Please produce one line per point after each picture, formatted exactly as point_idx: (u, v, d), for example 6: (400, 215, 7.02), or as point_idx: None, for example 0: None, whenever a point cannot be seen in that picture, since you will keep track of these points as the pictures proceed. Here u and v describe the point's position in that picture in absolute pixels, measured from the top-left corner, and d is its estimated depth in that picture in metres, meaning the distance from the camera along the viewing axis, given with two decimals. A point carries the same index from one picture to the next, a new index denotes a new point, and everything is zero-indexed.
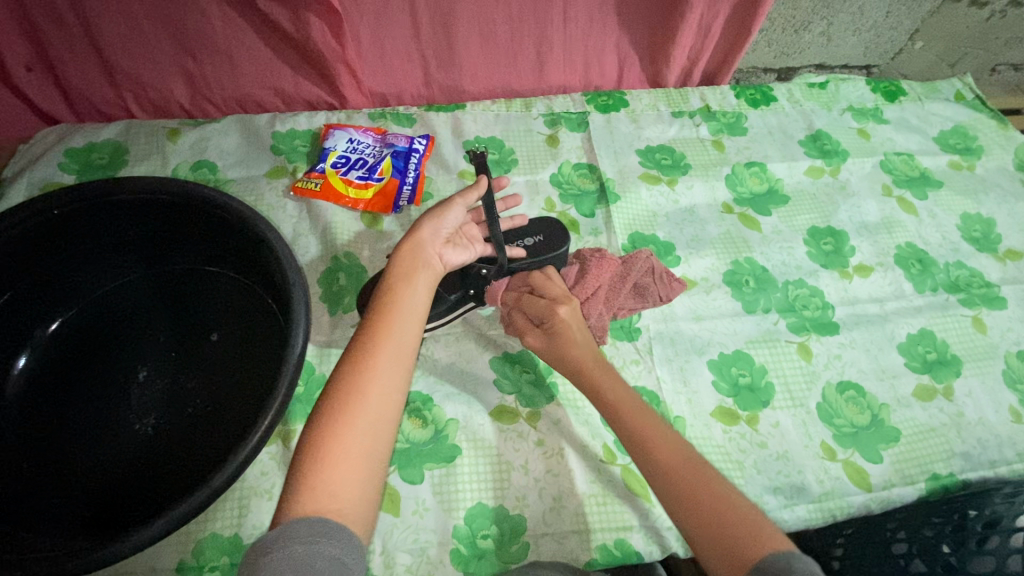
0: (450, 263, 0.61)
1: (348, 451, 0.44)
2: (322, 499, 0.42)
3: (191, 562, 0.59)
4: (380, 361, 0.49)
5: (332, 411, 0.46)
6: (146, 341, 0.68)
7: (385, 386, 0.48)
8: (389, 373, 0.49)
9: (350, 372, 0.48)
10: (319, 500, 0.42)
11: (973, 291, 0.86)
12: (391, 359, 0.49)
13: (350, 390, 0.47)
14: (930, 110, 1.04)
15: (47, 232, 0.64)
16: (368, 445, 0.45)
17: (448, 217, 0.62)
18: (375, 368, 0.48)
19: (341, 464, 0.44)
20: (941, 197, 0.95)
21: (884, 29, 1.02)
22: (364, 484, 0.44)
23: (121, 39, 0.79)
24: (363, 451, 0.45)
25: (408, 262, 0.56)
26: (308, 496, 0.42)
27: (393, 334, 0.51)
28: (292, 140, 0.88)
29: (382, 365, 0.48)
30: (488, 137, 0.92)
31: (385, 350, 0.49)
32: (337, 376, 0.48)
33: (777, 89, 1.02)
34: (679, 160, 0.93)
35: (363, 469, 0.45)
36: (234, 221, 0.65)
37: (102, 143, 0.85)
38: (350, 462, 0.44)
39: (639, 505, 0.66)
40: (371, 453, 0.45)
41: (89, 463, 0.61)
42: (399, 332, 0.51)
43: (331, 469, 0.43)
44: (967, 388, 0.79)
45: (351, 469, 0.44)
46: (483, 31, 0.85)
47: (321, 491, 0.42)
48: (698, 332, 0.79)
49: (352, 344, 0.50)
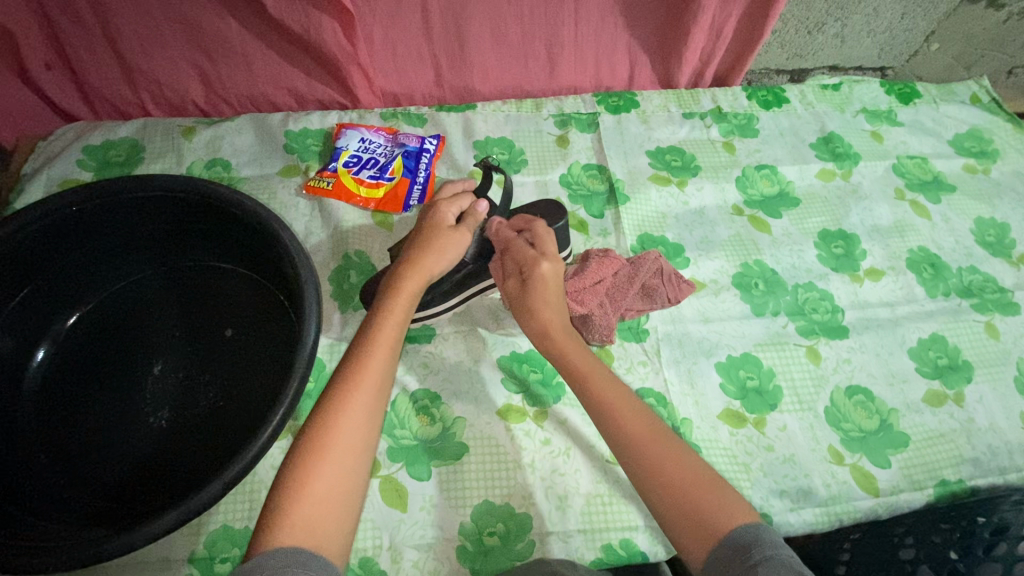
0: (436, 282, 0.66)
1: (325, 486, 0.45)
2: (299, 533, 0.42)
3: (203, 553, 0.60)
4: (362, 395, 0.49)
5: (312, 442, 0.46)
6: (161, 336, 0.69)
7: (364, 423, 0.49)
8: (369, 408, 0.49)
9: (332, 404, 0.48)
10: (298, 530, 0.42)
11: (987, 296, 0.86)
12: (372, 393, 0.50)
13: (334, 422, 0.47)
14: (945, 112, 1.03)
15: (67, 228, 0.66)
16: (348, 477, 0.46)
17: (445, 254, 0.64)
18: (355, 402, 0.49)
19: (318, 499, 0.44)
20: (955, 201, 0.94)
21: (899, 30, 1.01)
22: (340, 520, 0.45)
23: (138, 39, 0.81)
24: (340, 486, 0.45)
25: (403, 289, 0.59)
26: (288, 524, 0.42)
27: (375, 367, 0.51)
28: (305, 139, 0.89)
29: (363, 400, 0.49)
30: (498, 137, 0.92)
31: (366, 384, 0.50)
32: (323, 407, 0.49)
33: (789, 91, 1.02)
34: (690, 162, 0.93)
35: (339, 505, 0.45)
36: (248, 219, 0.66)
37: (120, 141, 0.86)
38: (327, 497, 0.44)
39: (645, 506, 0.66)
40: (347, 490, 0.46)
41: (103, 454, 0.62)
42: (380, 365, 0.52)
43: (313, 498, 0.44)
44: (978, 394, 0.78)
45: (328, 505, 0.44)
46: (494, 32, 0.86)
47: (299, 525, 0.42)
48: (706, 334, 0.79)
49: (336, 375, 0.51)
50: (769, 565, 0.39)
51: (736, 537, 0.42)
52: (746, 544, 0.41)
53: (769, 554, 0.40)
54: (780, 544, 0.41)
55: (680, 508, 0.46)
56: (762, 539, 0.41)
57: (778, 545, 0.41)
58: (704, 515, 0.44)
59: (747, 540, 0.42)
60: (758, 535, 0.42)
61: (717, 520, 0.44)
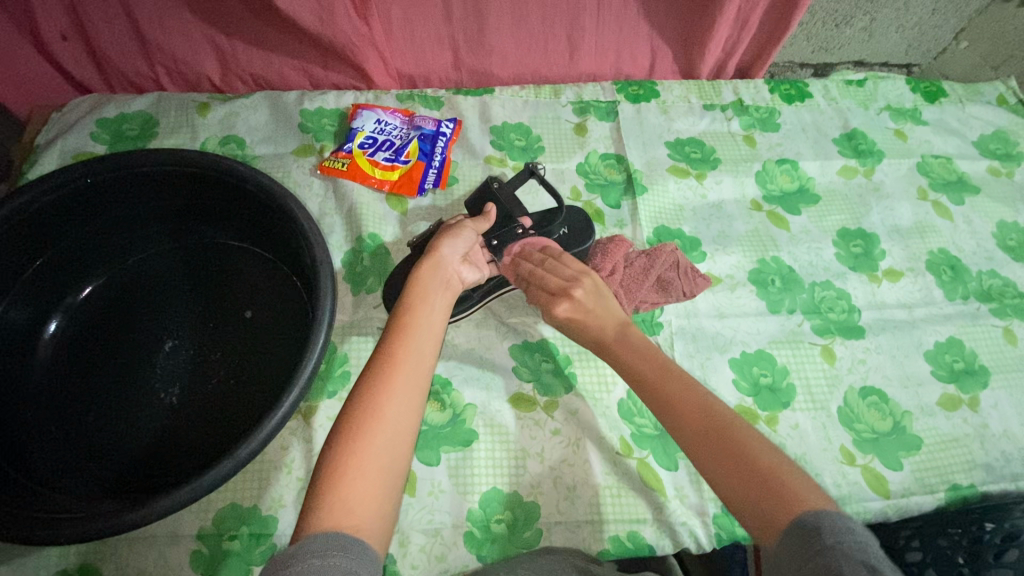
0: (466, 281, 0.67)
1: (369, 466, 0.44)
2: (340, 513, 0.41)
3: (211, 530, 0.61)
4: (400, 378, 0.50)
5: (351, 425, 0.46)
6: (174, 313, 0.69)
7: (405, 405, 0.48)
8: (408, 392, 0.49)
9: (370, 388, 0.48)
10: (340, 514, 0.41)
11: (1006, 301, 0.84)
12: (409, 376, 0.50)
13: (369, 408, 0.47)
14: (971, 112, 1.01)
15: (82, 201, 0.65)
16: (387, 462, 0.45)
17: (461, 239, 0.67)
18: (393, 386, 0.49)
19: (360, 480, 0.44)
20: (978, 203, 0.93)
21: (929, 27, 0.99)
22: (381, 502, 0.44)
23: (157, 9, 0.80)
24: (380, 467, 0.45)
25: (428, 281, 0.61)
26: (328, 509, 0.41)
27: (409, 355, 0.52)
28: (321, 119, 0.87)
29: (401, 385, 0.49)
30: (516, 123, 0.91)
31: (401, 372, 0.50)
32: (358, 393, 0.49)
33: (813, 86, 1.00)
34: (709, 154, 0.92)
35: (381, 486, 0.44)
36: (263, 196, 0.65)
37: (134, 115, 0.85)
38: (368, 477, 0.44)
39: (654, 499, 0.66)
40: (389, 470, 0.45)
41: (114, 428, 0.62)
42: (417, 351, 0.52)
43: (352, 484, 0.43)
44: (993, 400, 0.77)
45: (368, 483, 0.44)
46: (515, 15, 0.84)
47: (340, 506, 0.42)
48: (720, 330, 0.78)
49: (370, 362, 0.51)
50: (832, 556, 0.37)
51: (796, 525, 0.40)
52: (810, 530, 0.40)
53: (831, 544, 0.38)
54: (854, 532, 0.39)
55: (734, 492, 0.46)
56: (823, 526, 0.39)
57: (842, 532, 0.39)
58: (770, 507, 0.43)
59: (813, 526, 0.40)
60: (819, 521, 0.40)
61: (780, 507, 0.43)
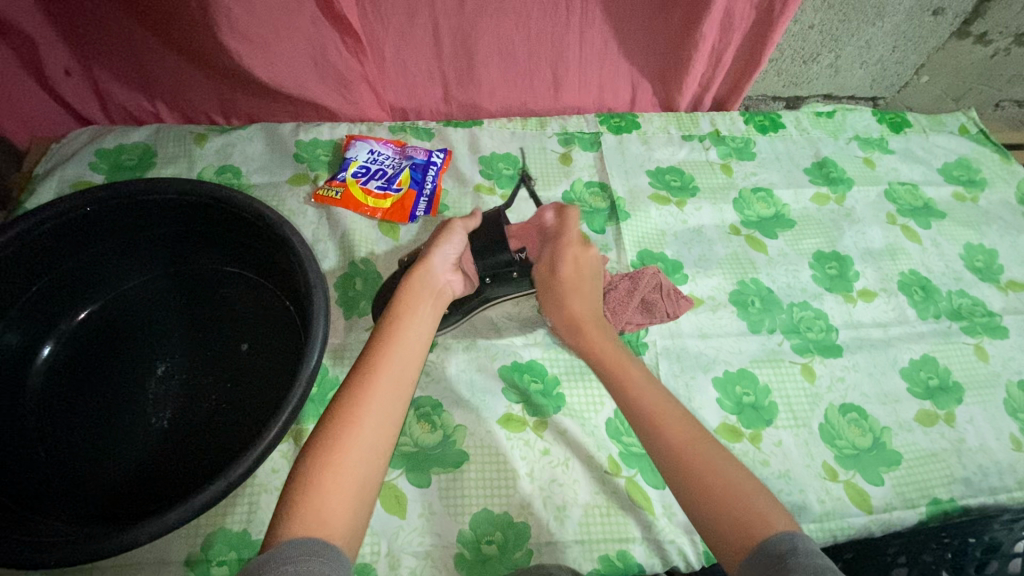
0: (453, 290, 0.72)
1: (343, 479, 0.46)
2: (312, 525, 0.43)
3: (199, 556, 0.60)
4: (381, 390, 0.53)
5: (330, 436, 0.49)
6: (167, 337, 0.70)
7: (380, 422, 0.51)
8: (387, 405, 0.52)
9: (350, 399, 0.51)
10: (310, 526, 0.43)
11: (975, 319, 0.88)
12: (390, 389, 0.53)
13: (347, 420, 0.50)
14: (935, 141, 1.07)
15: (81, 228, 0.67)
16: (361, 477, 0.48)
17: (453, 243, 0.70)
18: (373, 400, 0.52)
19: (331, 493, 0.45)
20: (945, 226, 0.97)
21: (891, 63, 1.05)
22: (352, 517, 0.45)
23: (160, 54, 0.83)
24: (355, 482, 0.47)
25: (414, 297, 0.64)
26: (298, 522, 0.43)
27: (392, 369, 0.55)
28: (315, 149, 0.90)
29: (380, 398, 0.52)
30: (503, 153, 0.95)
31: (382, 384, 0.53)
32: (339, 403, 0.51)
33: (785, 117, 1.05)
34: (688, 182, 0.96)
35: (352, 501, 0.46)
36: (259, 224, 0.67)
37: (132, 145, 0.88)
38: (345, 486, 0.46)
39: (643, 518, 0.67)
40: (361, 487, 0.47)
41: (102, 453, 0.62)
42: (400, 365, 0.56)
43: (326, 499, 0.45)
44: (968, 415, 0.79)
45: (344, 495, 0.46)
46: (502, 53, 0.88)
47: (311, 519, 0.43)
48: (703, 350, 0.80)
49: (353, 374, 0.54)
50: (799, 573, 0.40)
51: (769, 546, 0.43)
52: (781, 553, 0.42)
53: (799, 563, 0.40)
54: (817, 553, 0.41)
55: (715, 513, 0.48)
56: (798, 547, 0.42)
57: (814, 553, 0.41)
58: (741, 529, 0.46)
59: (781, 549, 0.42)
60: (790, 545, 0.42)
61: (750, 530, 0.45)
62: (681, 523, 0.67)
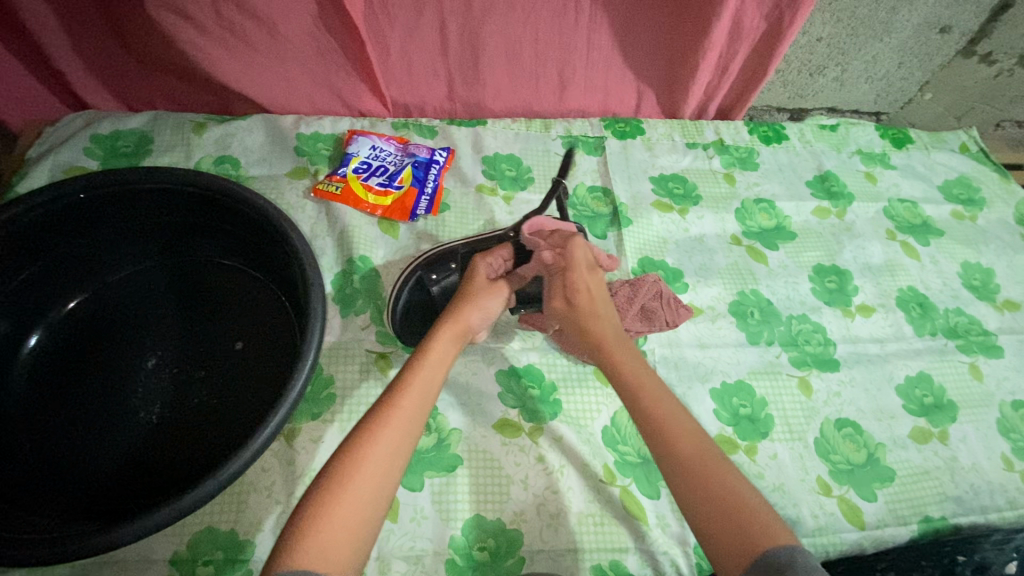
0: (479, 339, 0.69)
1: (348, 512, 0.46)
2: (315, 557, 0.43)
3: (185, 555, 0.59)
4: (394, 431, 0.51)
5: (342, 467, 0.48)
6: (159, 331, 0.68)
7: (393, 457, 0.50)
8: (400, 441, 0.51)
9: (364, 433, 0.51)
10: (311, 558, 0.43)
11: (971, 338, 0.88)
12: (401, 428, 0.52)
13: (359, 453, 0.49)
14: (936, 159, 1.07)
15: (75, 215, 0.65)
16: (368, 512, 0.47)
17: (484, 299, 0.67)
18: (387, 434, 0.51)
19: (336, 525, 0.45)
20: (944, 244, 0.98)
21: (896, 78, 1.05)
22: (355, 549, 0.45)
23: (147, 34, 0.79)
24: (362, 514, 0.47)
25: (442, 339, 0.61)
26: (301, 552, 0.43)
27: (411, 403, 0.54)
28: (316, 143, 0.89)
29: (396, 432, 0.51)
30: (507, 154, 0.94)
31: (400, 418, 0.52)
32: (355, 434, 0.51)
33: (789, 129, 1.05)
34: (691, 190, 0.95)
35: (357, 531, 0.46)
36: (257, 217, 0.66)
37: (129, 132, 0.86)
38: (347, 526, 0.46)
39: (637, 528, 0.66)
40: (366, 519, 0.47)
41: (88, 449, 0.61)
42: (415, 402, 0.54)
43: (329, 530, 0.45)
44: (962, 434, 0.80)
45: (346, 534, 0.45)
46: (509, 54, 0.87)
47: (314, 551, 0.43)
48: (701, 360, 0.80)
49: (373, 408, 0.53)
50: None
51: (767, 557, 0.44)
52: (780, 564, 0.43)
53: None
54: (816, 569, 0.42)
55: (707, 519, 0.48)
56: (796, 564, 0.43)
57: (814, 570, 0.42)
58: (748, 534, 0.46)
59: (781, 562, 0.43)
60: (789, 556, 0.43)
61: (748, 540, 0.46)
62: (674, 535, 0.67)
